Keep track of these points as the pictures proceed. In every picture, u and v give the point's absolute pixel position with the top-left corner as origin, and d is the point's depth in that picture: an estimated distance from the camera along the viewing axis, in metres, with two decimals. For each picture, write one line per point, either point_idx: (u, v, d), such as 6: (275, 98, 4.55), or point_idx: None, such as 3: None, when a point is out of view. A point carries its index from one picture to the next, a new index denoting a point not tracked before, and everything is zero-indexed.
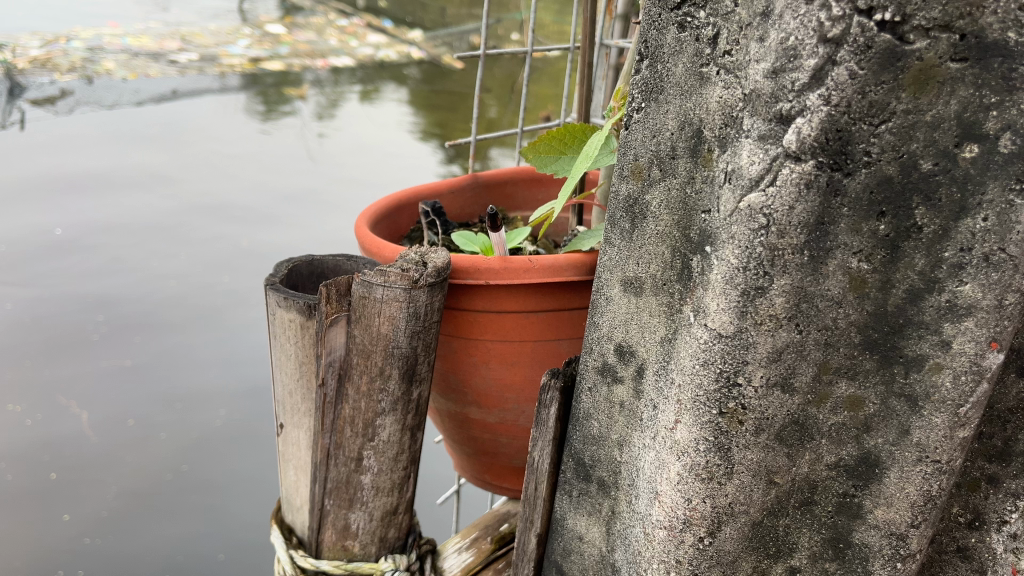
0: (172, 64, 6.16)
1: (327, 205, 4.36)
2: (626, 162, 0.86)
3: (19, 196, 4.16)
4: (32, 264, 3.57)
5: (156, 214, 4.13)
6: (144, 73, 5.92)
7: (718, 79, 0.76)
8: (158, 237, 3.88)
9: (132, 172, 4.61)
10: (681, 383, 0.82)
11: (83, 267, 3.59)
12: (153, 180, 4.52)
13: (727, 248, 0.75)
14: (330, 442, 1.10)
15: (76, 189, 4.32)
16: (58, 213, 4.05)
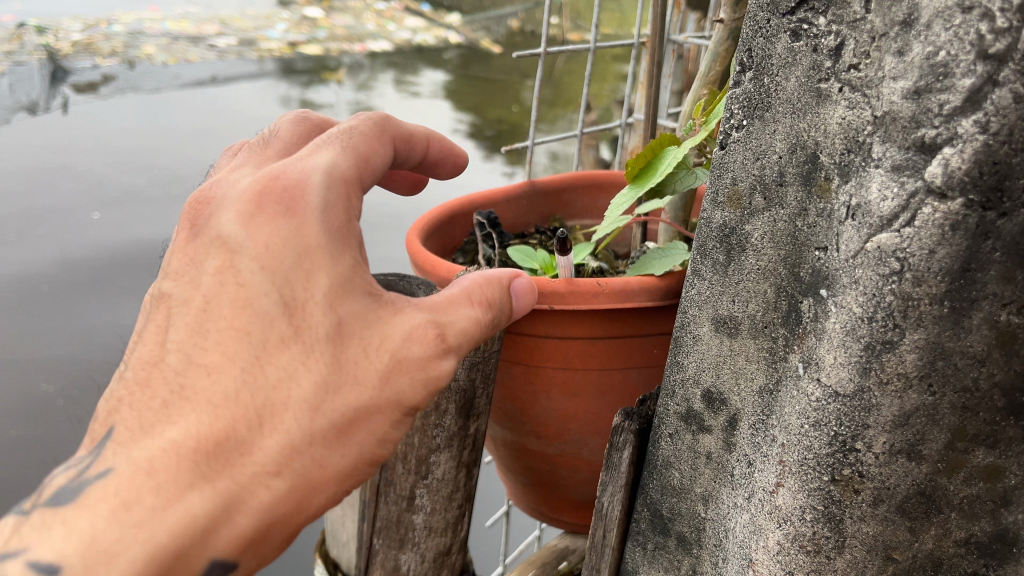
0: (212, 48, 6.15)
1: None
2: (722, 186, 0.76)
3: (60, 180, 4.15)
4: (72, 248, 3.56)
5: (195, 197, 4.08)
6: (184, 57, 5.90)
7: (840, 97, 0.65)
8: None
9: (171, 155, 4.58)
10: (786, 443, 0.72)
11: (122, 251, 3.56)
12: (192, 163, 4.49)
13: (848, 295, 0.65)
14: (380, 478, 1.01)
15: (116, 172, 4.29)
16: (97, 194, 4.04)
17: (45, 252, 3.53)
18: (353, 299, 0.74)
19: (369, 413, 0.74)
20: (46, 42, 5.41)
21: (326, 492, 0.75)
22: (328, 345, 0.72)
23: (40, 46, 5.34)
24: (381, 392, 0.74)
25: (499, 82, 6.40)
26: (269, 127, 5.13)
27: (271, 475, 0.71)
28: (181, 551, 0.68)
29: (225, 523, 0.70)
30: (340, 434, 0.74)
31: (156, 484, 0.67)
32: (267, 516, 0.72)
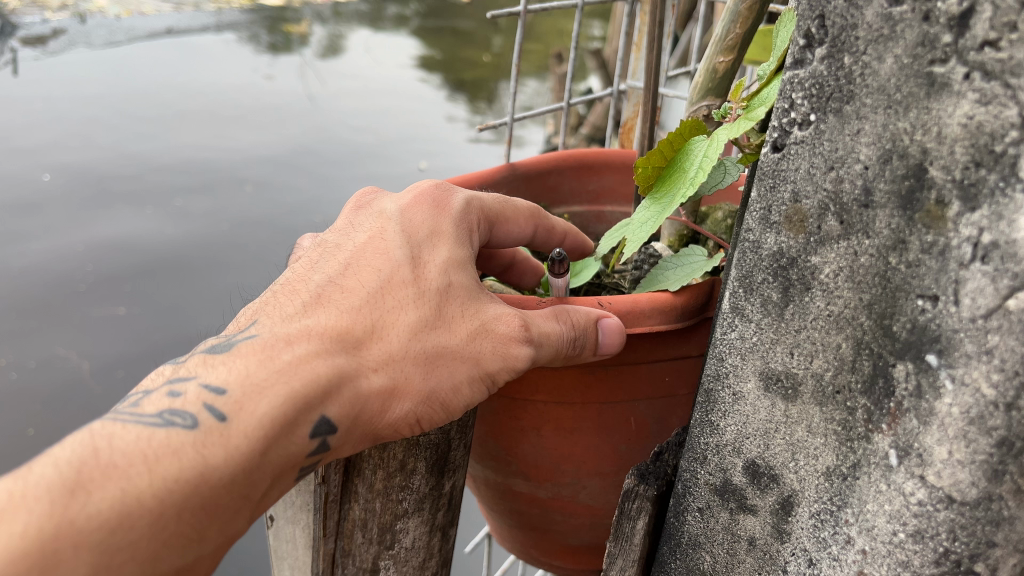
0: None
1: (334, 147, 3.99)
2: (779, 201, 0.56)
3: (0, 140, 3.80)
4: (15, 217, 3.25)
5: (150, 158, 3.76)
6: (138, 10, 5.50)
7: (965, 87, 0.45)
8: (153, 185, 3.54)
9: (124, 113, 4.23)
10: (870, 552, 0.54)
11: (70, 219, 3.25)
12: (147, 121, 4.17)
13: (974, 370, 0.46)
14: (335, 548, 0.82)
15: (63, 133, 3.95)
16: (44, 155, 3.72)
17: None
18: (463, 271, 0.73)
19: (451, 366, 0.70)
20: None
21: (407, 415, 0.70)
22: (439, 292, 0.71)
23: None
24: (469, 344, 0.71)
25: (469, 34, 6.09)
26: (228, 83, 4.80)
27: (375, 371, 0.68)
28: (307, 399, 0.64)
29: (333, 397, 0.66)
30: (433, 365, 0.70)
31: (299, 346, 0.66)
32: (360, 414, 0.68)
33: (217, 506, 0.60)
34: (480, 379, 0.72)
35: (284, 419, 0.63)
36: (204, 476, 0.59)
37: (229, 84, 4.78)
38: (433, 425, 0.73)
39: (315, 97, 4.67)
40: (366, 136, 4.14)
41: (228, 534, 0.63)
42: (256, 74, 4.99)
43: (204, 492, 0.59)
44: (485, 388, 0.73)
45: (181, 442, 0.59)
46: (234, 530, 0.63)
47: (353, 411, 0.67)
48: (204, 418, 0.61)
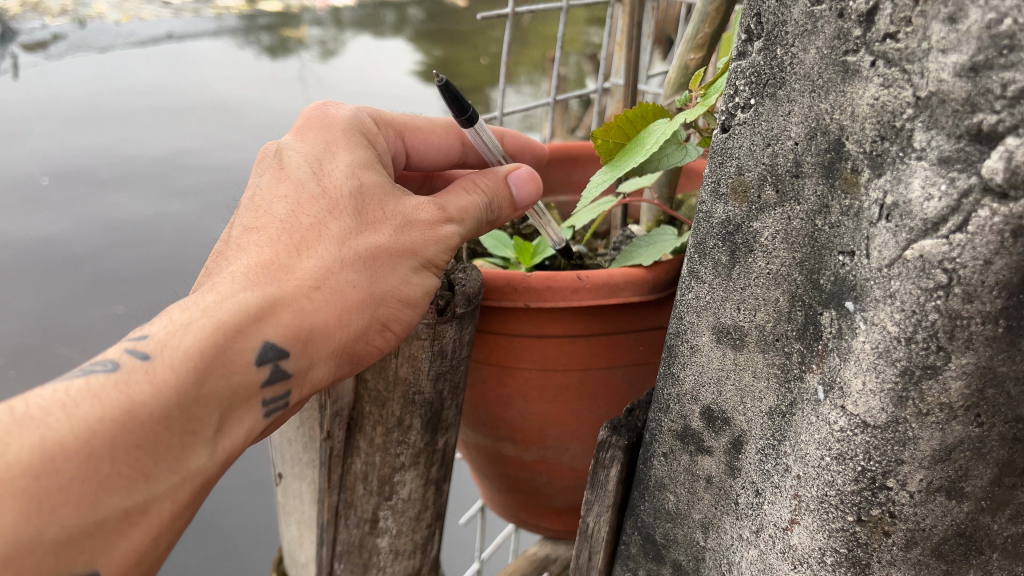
0: (166, 5, 5.72)
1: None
2: (725, 175, 0.64)
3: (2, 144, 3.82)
4: (18, 220, 3.28)
5: (151, 161, 3.81)
6: (136, 15, 5.52)
7: (872, 73, 0.53)
8: (154, 187, 3.58)
9: (124, 115, 4.26)
10: (803, 476, 0.62)
11: (75, 225, 3.31)
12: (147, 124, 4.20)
13: (881, 311, 0.54)
14: (339, 500, 0.91)
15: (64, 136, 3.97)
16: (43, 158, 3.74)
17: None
18: (373, 172, 0.79)
19: (391, 259, 0.76)
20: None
21: (367, 320, 0.75)
22: (351, 196, 0.76)
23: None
24: (399, 235, 0.77)
25: (464, 40, 6.18)
26: (228, 85, 4.82)
27: (313, 289, 0.71)
28: (239, 327, 0.66)
29: (272, 317, 0.69)
30: (373, 265, 0.75)
31: (222, 282, 0.69)
32: (311, 330, 0.71)
33: (156, 440, 0.60)
34: (424, 266, 0.79)
35: (215, 349, 0.64)
36: (132, 413, 0.59)
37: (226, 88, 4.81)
38: (396, 326, 0.79)
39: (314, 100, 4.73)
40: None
41: (183, 473, 0.63)
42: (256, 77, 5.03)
43: (137, 428, 0.59)
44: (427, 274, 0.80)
45: (106, 386, 0.60)
46: (192, 467, 0.63)
47: (299, 327, 0.70)
48: (126, 362, 0.61)
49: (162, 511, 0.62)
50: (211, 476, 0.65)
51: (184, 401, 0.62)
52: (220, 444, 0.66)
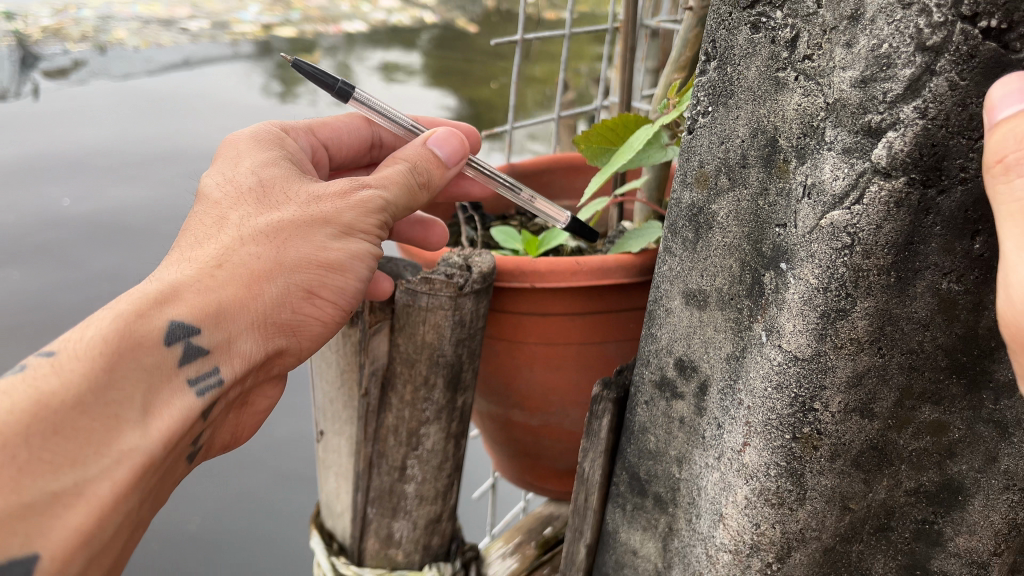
0: (185, 31, 5.59)
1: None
2: (691, 167, 0.81)
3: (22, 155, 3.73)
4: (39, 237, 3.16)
5: (165, 161, 3.64)
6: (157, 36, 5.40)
7: (796, 85, 0.70)
8: (178, 192, 3.48)
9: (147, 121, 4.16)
10: (751, 405, 0.77)
11: (92, 235, 3.22)
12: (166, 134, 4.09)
13: (805, 267, 0.71)
14: (373, 451, 1.06)
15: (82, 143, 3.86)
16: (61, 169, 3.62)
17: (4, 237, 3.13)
18: (276, 165, 0.95)
19: (301, 225, 0.87)
20: (16, 26, 4.53)
21: (284, 287, 0.86)
22: (254, 186, 0.91)
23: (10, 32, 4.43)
24: (308, 209, 0.89)
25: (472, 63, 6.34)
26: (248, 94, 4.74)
27: (215, 268, 0.82)
28: (142, 313, 0.76)
29: (180, 301, 0.79)
30: (280, 239, 0.86)
31: (138, 284, 0.80)
32: (221, 306, 0.82)
33: (76, 424, 0.68)
34: (342, 233, 0.90)
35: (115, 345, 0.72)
36: (44, 400, 0.67)
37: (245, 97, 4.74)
38: (326, 291, 0.89)
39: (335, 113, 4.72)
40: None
41: (115, 454, 0.70)
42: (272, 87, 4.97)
43: (49, 413, 0.66)
44: (349, 238, 0.90)
45: (15, 381, 0.68)
46: (123, 449, 0.70)
47: (202, 309, 0.80)
48: (36, 363, 0.70)
49: (98, 494, 0.68)
50: (150, 452, 0.72)
51: (99, 380, 0.70)
52: (152, 425, 0.74)
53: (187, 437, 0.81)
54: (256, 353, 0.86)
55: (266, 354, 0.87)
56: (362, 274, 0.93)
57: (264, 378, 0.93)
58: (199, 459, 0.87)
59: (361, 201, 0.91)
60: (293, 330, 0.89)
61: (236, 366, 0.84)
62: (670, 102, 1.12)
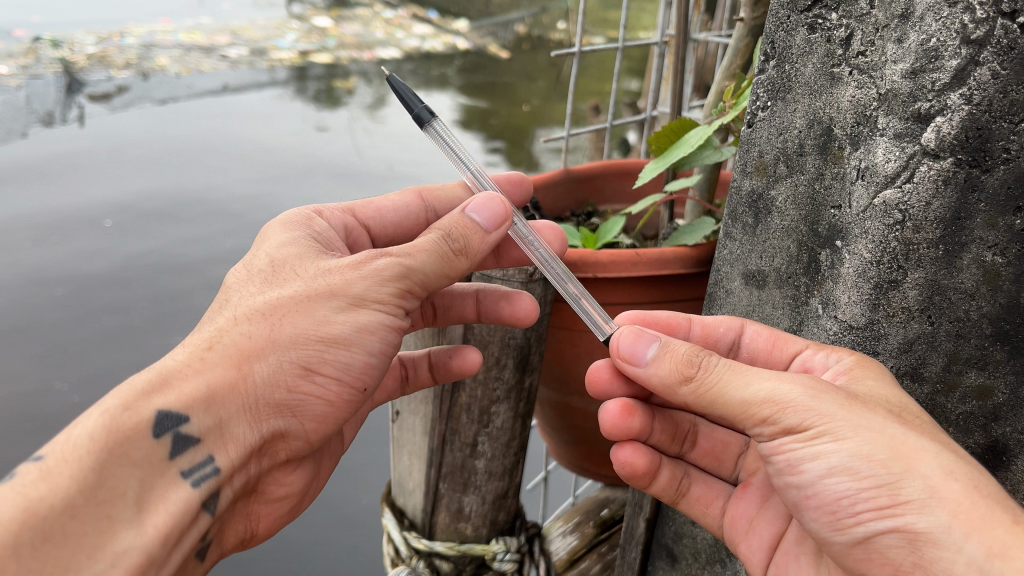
0: (223, 58, 5.29)
1: (404, 165, 3.92)
2: (751, 158, 0.89)
3: (64, 175, 3.59)
4: (86, 250, 3.05)
5: (213, 182, 3.61)
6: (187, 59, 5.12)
7: (850, 79, 0.78)
8: (228, 207, 3.37)
9: (193, 143, 4.08)
10: None
11: (135, 251, 3.05)
12: (206, 150, 4.01)
13: (859, 243, 0.79)
14: (446, 428, 1.15)
15: (129, 164, 3.77)
16: (104, 184, 3.53)
17: (49, 258, 2.99)
18: (293, 245, 0.90)
19: (299, 301, 0.82)
20: (61, 55, 4.41)
21: (281, 364, 0.80)
22: (270, 268, 0.87)
23: (55, 60, 4.32)
24: (313, 283, 0.83)
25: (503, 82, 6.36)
26: (290, 113, 4.69)
27: (206, 350, 0.79)
28: (125, 405, 0.73)
29: (168, 389, 0.76)
30: (273, 318, 0.81)
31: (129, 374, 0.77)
32: (210, 391, 0.77)
33: (63, 531, 0.65)
34: (350, 305, 0.83)
35: (102, 446, 0.69)
36: (30, 509, 0.63)
37: (284, 114, 4.70)
38: (328, 368, 0.82)
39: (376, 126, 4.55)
40: (435, 157, 4.08)
41: (108, 558, 0.66)
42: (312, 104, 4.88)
43: (36, 521, 0.63)
44: (356, 309, 0.83)
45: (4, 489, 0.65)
46: (116, 551, 0.67)
47: (191, 397, 0.76)
48: (23, 467, 0.67)
49: None
50: (148, 550, 0.69)
51: (86, 480, 0.67)
52: (147, 522, 0.70)
53: (189, 530, 0.77)
54: (252, 438, 0.80)
55: (262, 438, 0.81)
56: (371, 348, 0.85)
57: (274, 463, 0.87)
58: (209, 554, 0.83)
59: (370, 270, 0.84)
60: (291, 410, 0.82)
61: (232, 453, 0.79)
62: (725, 104, 1.22)
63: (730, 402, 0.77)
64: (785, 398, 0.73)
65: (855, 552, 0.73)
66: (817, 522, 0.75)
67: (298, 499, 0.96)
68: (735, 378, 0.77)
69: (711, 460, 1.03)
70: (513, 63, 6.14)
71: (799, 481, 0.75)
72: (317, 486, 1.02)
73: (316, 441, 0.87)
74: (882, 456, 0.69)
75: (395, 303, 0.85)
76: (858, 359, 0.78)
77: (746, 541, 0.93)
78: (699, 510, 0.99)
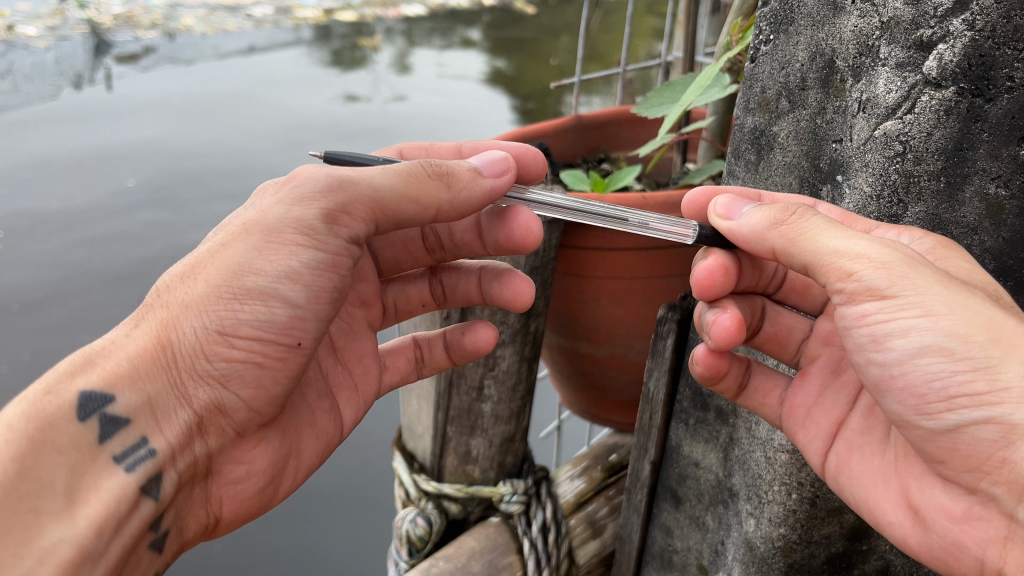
0: (249, 17, 5.29)
1: (426, 122, 3.90)
2: (753, 94, 0.88)
3: (92, 133, 3.62)
4: (110, 205, 3.09)
5: (238, 140, 3.62)
6: (216, 21, 5.11)
7: (853, 8, 0.75)
8: (252, 165, 3.39)
9: (218, 102, 4.10)
10: None
11: (158, 207, 3.09)
12: (232, 108, 4.03)
13: (859, 177, 0.77)
14: (453, 372, 1.15)
15: (154, 122, 3.79)
16: (130, 142, 3.57)
17: (75, 216, 3.03)
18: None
19: (208, 256, 0.79)
20: (88, 15, 4.59)
21: (198, 327, 0.77)
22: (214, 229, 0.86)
23: (82, 21, 4.52)
24: (237, 227, 0.80)
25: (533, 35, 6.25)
26: (315, 71, 4.68)
27: (131, 327, 0.79)
28: (46, 392, 0.74)
29: (92, 369, 0.76)
30: (189, 273, 0.79)
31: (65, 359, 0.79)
32: (134, 365, 0.76)
33: None
34: (267, 245, 0.78)
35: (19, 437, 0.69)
36: None
37: (309, 71, 4.69)
38: (246, 325, 0.78)
39: (402, 84, 4.50)
40: (458, 113, 4.05)
41: (36, 553, 0.66)
42: (336, 61, 4.86)
43: None
44: (275, 244, 0.78)
45: None
46: (44, 543, 0.67)
47: (113, 374, 0.76)
48: None
49: None
50: (79, 542, 0.68)
51: (5, 473, 0.67)
52: (80, 512, 0.70)
53: (134, 517, 0.75)
54: (186, 415, 0.78)
55: (199, 412, 0.79)
56: (295, 298, 0.79)
57: (225, 440, 0.84)
58: (170, 543, 0.82)
59: (298, 190, 0.80)
60: (221, 380, 0.79)
61: (169, 434, 0.77)
62: (732, 42, 1.22)
63: (817, 252, 0.73)
64: (885, 258, 0.70)
65: (940, 439, 0.72)
66: (900, 406, 0.73)
67: (277, 470, 0.91)
68: (831, 225, 0.72)
69: (774, 345, 0.94)
70: (541, 19, 6.03)
71: (884, 360, 0.73)
72: (299, 473, 0.96)
73: (262, 409, 0.83)
74: (981, 338, 0.67)
75: (326, 233, 0.79)
76: (940, 243, 0.73)
77: (807, 427, 0.86)
78: (757, 400, 0.90)
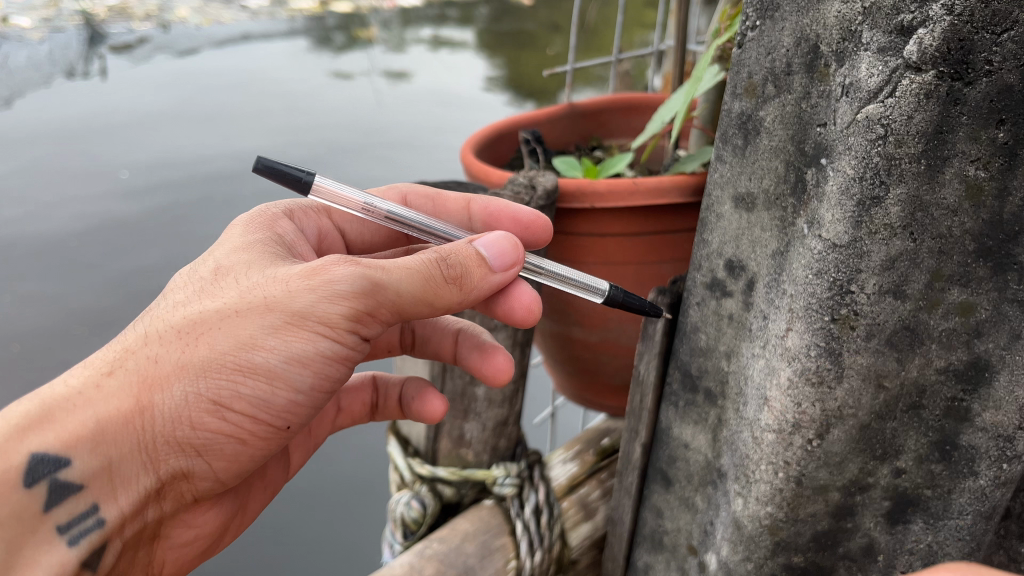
0: (244, 8, 5.28)
1: None
2: (740, 80, 0.90)
3: None
4: None
5: (233, 130, 3.63)
6: (210, 12, 5.10)
7: None
8: (246, 154, 3.39)
9: None
10: (794, 293, 0.84)
11: None
12: None
13: (843, 160, 0.77)
14: None
15: None
16: None
17: None
18: (250, 250, 0.88)
19: (214, 326, 0.80)
20: (83, 6, 4.58)
21: (185, 396, 0.80)
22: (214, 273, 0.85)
23: (77, 11, 4.45)
24: (250, 294, 0.81)
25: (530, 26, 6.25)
26: (311, 61, 4.69)
27: (105, 377, 0.80)
28: (2, 448, 0.77)
29: (51, 425, 0.78)
30: (196, 338, 0.80)
31: (22, 400, 0.80)
32: (98, 428, 0.78)
33: None
34: (282, 328, 0.81)
35: None
36: None
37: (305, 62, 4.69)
38: (240, 403, 0.83)
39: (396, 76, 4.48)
40: (453, 103, 4.06)
41: None
42: (332, 51, 4.86)
43: None
44: (292, 330, 0.81)
45: None
46: None
47: (84, 433, 0.78)
48: None
49: None
50: None
51: None
52: None
53: None
54: (147, 481, 0.82)
55: (161, 479, 0.83)
56: (298, 384, 0.85)
57: (180, 504, 0.90)
58: None
59: (324, 281, 0.81)
60: (196, 450, 0.84)
61: (122, 502, 0.81)
62: (720, 29, 1.24)
63: None
64: None
65: None
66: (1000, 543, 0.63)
67: (211, 536, 1.02)
68: None
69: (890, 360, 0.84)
70: (538, 10, 6.03)
71: None
72: (238, 525, 1.08)
73: (223, 481, 0.90)
74: None
75: (344, 326, 0.82)
76: None
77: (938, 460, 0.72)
78: None
